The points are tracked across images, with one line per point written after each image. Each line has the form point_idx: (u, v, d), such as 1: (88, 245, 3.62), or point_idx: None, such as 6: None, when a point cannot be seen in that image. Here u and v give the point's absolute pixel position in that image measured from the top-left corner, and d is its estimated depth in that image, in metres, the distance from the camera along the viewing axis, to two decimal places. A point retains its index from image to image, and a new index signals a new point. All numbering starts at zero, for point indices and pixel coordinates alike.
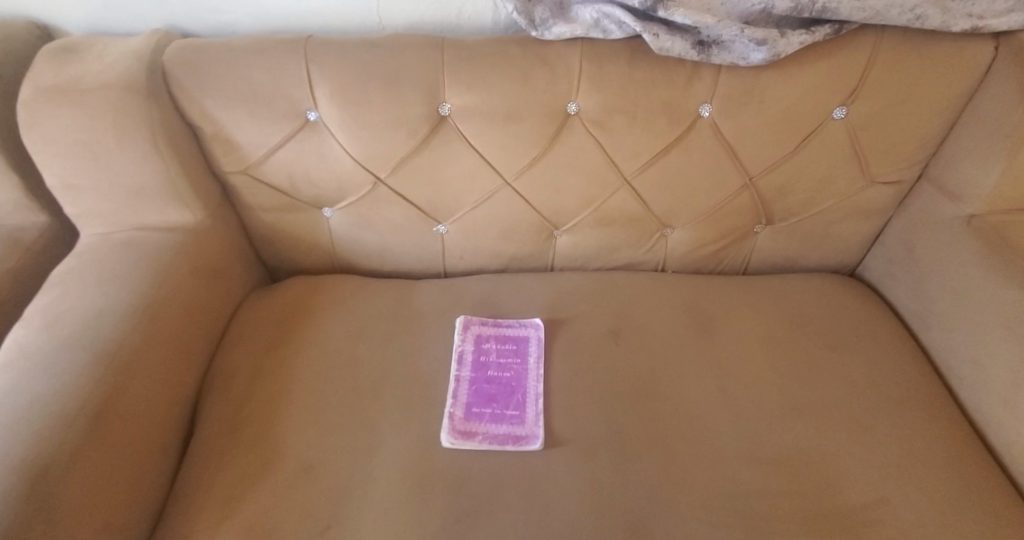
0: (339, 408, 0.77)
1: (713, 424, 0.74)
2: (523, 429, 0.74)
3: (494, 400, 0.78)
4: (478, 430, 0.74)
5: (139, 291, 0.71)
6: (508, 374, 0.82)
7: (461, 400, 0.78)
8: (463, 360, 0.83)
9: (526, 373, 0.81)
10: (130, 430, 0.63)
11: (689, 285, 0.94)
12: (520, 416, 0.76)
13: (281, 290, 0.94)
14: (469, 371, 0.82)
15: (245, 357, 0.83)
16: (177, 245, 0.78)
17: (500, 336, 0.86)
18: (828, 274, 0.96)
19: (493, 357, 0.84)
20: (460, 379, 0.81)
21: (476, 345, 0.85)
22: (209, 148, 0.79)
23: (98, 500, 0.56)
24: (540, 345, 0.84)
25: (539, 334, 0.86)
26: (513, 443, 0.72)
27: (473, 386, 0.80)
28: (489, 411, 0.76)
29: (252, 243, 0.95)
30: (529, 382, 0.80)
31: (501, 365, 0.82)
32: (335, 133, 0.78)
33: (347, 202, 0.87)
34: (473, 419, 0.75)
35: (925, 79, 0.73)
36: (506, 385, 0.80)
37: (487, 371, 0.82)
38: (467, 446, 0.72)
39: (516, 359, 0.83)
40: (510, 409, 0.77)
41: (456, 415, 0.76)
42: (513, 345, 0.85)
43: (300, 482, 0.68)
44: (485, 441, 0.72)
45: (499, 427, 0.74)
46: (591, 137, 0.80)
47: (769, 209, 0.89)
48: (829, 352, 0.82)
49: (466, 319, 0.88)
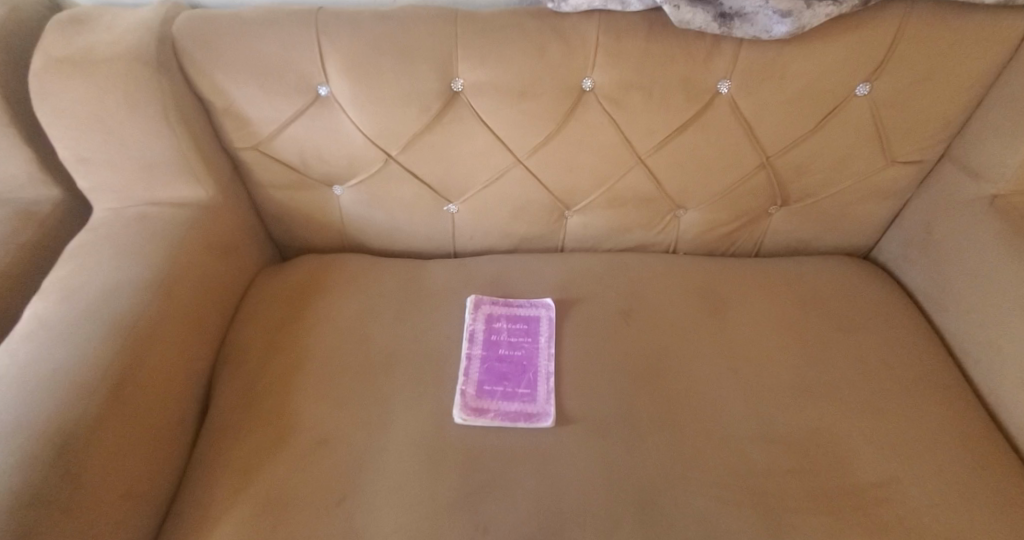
0: (353, 385, 0.78)
1: (725, 404, 0.74)
2: (534, 406, 0.74)
3: (506, 378, 0.78)
4: (490, 408, 0.74)
5: (155, 265, 0.71)
6: (520, 352, 0.82)
7: (472, 378, 0.78)
8: (474, 339, 0.83)
9: (537, 352, 0.81)
10: (150, 401, 0.64)
11: (701, 267, 0.93)
12: (532, 394, 0.76)
13: (292, 268, 0.94)
14: (481, 349, 0.82)
15: (258, 333, 0.83)
16: (189, 221, 0.78)
17: (511, 316, 0.86)
18: (843, 257, 0.95)
19: (504, 336, 0.84)
20: (471, 357, 0.81)
21: (487, 324, 0.85)
22: (221, 122, 0.78)
23: (119, 469, 0.57)
24: (551, 324, 0.84)
25: (550, 314, 0.86)
26: (525, 421, 0.73)
27: (485, 364, 0.80)
28: (501, 389, 0.77)
29: (263, 221, 0.95)
30: (540, 361, 0.80)
31: (512, 344, 0.83)
32: (347, 109, 0.77)
33: (358, 179, 0.87)
34: (485, 396, 0.76)
35: (953, 54, 0.71)
36: (517, 364, 0.81)
37: (498, 350, 0.82)
38: (479, 422, 0.73)
39: (527, 338, 0.83)
40: (522, 387, 0.77)
41: (468, 393, 0.76)
42: (524, 325, 0.85)
43: (316, 455, 0.70)
44: (498, 418, 0.73)
45: (510, 405, 0.75)
46: (605, 114, 0.78)
47: (786, 189, 0.87)
48: (843, 334, 0.82)
49: (477, 298, 0.88)
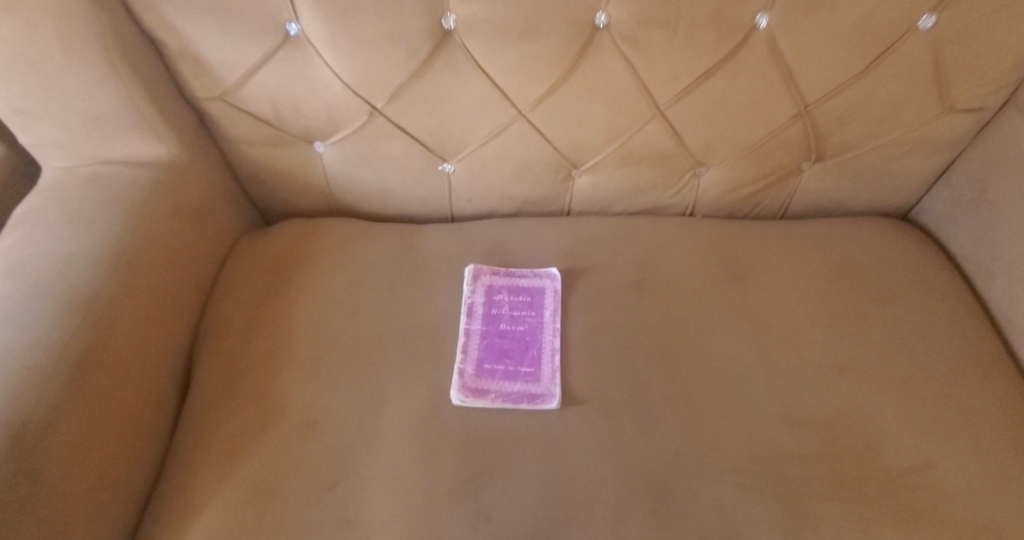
0: (343, 363, 0.72)
1: (746, 383, 0.68)
2: (538, 387, 0.69)
3: (507, 356, 0.73)
4: (490, 388, 0.69)
5: (115, 234, 0.64)
6: (522, 328, 0.76)
7: (472, 355, 0.72)
8: (473, 313, 0.77)
9: (541, 327, 0.75)
10: (118, 385, 0.58)
11: (722, 232, 0.85)
12: (535, 374, 0.70)
13: (274, 234, 0.86)
14: (481, 325, 0.76)
15: (238, 307, 0.77)
16: (151, 184, 0.69)
17: (513, 288, 0.80)
18: (880, 218, 0.87)
19: (506, 309, 0.77)
20: (470, 333, 0.75)
21: (487, 297, 0.79)
22: (180, 69, 0.68)
23: (86, 459, 0.52)
24: (557, 296, 0.78)
25: (555, 285, 0.79)
26: (529, 402, 0.67)
27: (485, 340, 0.74)
28: (502, 368, 0.71)
29: (239, 182, 0.86)
30: (545, 336, 0.74)
31: (515, 319, 0.76)
32: (323, 52, 0.67)
33: (341, 136, 0.78)
34: (485, 376, 0.70)
35: None
36: (520, 340, 0.74)
37: (499, 325, 0.76)
38: (479, 404, 0.67)
39: (531, 312, 0.77)
40: (525, 365, 0.71)
41: (467, 372, 0.70)
42: (527, 297, 0.78)
43: (306, 438, 0.66)
44: (498, 400, 0.68)
45: (512, 385, 0.69)
46: (621, 56, 0.68)
47: (821, 142, 0.78)
48: (878, 304, 0.75)
49: (476, 267, 0.81)
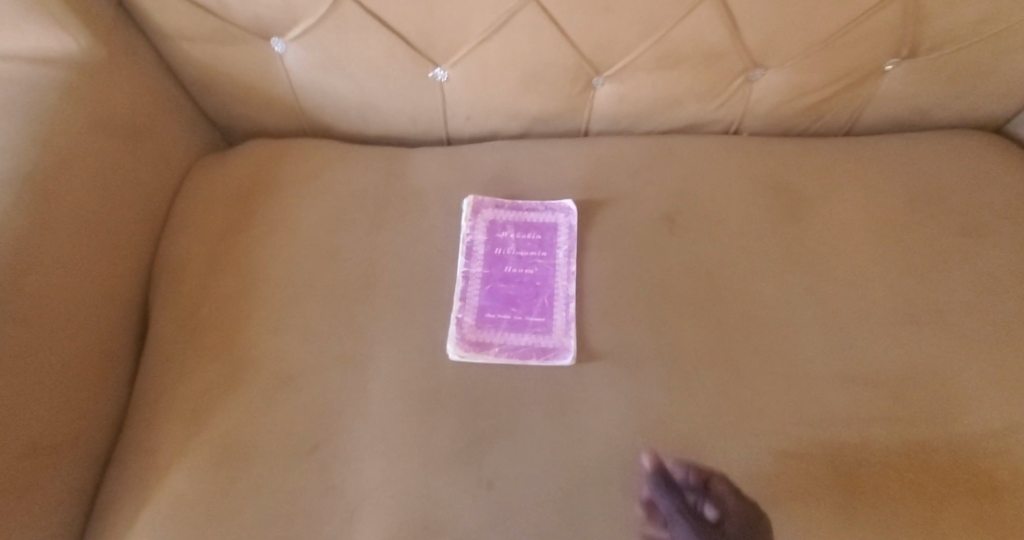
0: (322, 310, 0.62)
1: (798, 335, 0.57)
2: (550, 340, 0.58)
3: (513, 304, 0.62)
4: (493, 341, 0.59)
5: (26, 146, 0.51)
6: (531, 271, 0.64)
7: (472, 303, 0.62)
8: (473, 254, 0.65)
9: (554, 270, 0.64)
10: (49, 333, 0.48)
11: (773, 154, 0.70)
12: (546, 324, 0.60)
13: (236, 158, 0.73)
14: (482, 267, 0.64)
15: (197, 244, 0.65)
16: (64, 85, 0.55)
17: (520, 224, 0.68)
18: (971, 132, 0.71)
19: (511, 250, 0.66)
20: (470, 277, 0.64)
21: (489, 235, 0.67)
22: None
23: (7, 422, 0.43)
24: (573, 234, 0.65)
25: (571, 220, 0.67)
26: (538, 357, 0.57)
27: (487, 285, 0.63)
28: (507, 317, 0.61)
29: (188, 93, 0.72)
30: (558, 281, 0.63)
31: (522, 261, 0.65)
32: None
33: (303, 29, 0.62)
34: (487, 326, 0.60)
35: None
36: (528, 285, 0.63)
37: (504, 268, 0.65)
38: (480, 359, 0.57)
39: (541, 253, 0.65)
40: (534, 315, 0.61)
41: (467, 322, 0.60)
42: (536, 235, 0.66)
43: (281, 395, 0.56)
44: (503, 354, 0.58)
45: (519, 337, 0.59)
46: None
47: (914, 34, 0.61)
48: (963, 239, 0.62)
49: (476, 200, 0.69)
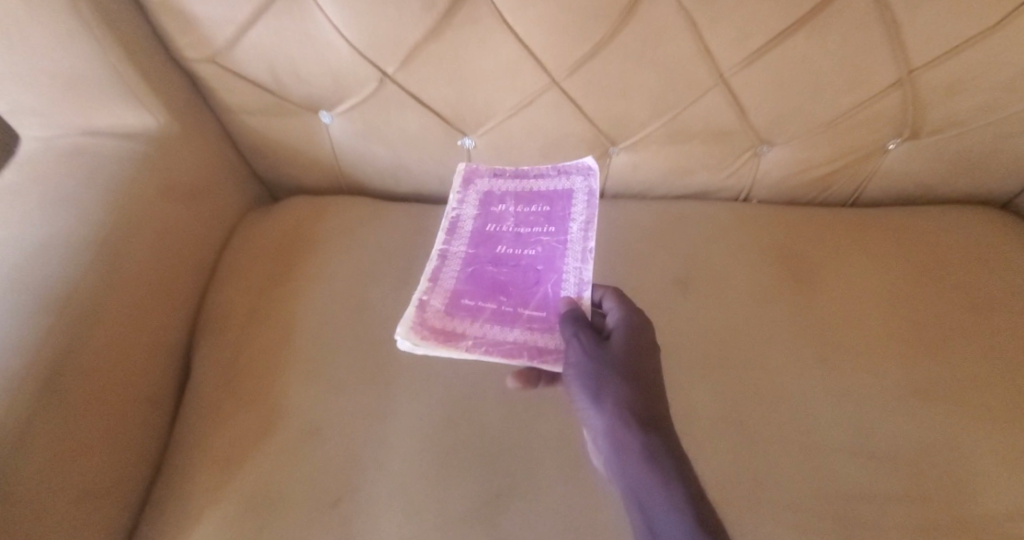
0: (350, 362, 0.65)
1: (810, 401, 0.58)
2: (548, 340, 0.47)
3: (503, 293, 0.51)
4: (466, 332, 0.48)
5: (98, 215, 0.57)
6: (530, 254, 0.54)
7: (445, 286, 0.53)
8: (457, 231, 0.58)
9: (564, 249, 0.54)
10: (105, 386, 0.53)
11: (782, 222, 0.73)
12: (543, 317, 0.49)
13: (279, 214, 0.80)
14: (467, 247, 0.56)
15: (241, 294, 0.71)
16: (141, 160, 0.62)
17: (522, 196, 0.61)
18: (974, 209, 0.72)
19: (508, 226, 0.58)
20: (451, 256, 0.56)
21: (482, 211, 0.60)
22: (164, 28, 0.59)
23: (56, 472, 0.47)
24: (584, 205, 0.58)
25: (589, 184, 0.61)
26: (531, 357, 0.46)
27: (469, 267, 0.54)
28: (492, 307, 0.50)
29: (244, 157, 0.79)
30: (569, 263, 0.53)
31: (520, 239, 0.56)
32: (324, 6, 0.56)
33: (348, 105, 0.68)
34: (460, 313, 0.50)
35: None
36: (525, 270, 0.53)
37: (495, 248, 0.56)
38: (445, 349, 0.47)
39: (547, 229, 0.56)
40: (529, 307, 0.50)
41: (433, 306, 0.51)
42: (543, 206, 0.59)
43: (306, 448, 0.59)
44: (478, 348, 0.46)
45: (505, 332, 0.48)
46: (680, 10, 0.54)
47: (920, 118, 0.62)
48: (970, 314, 0.62)
49: (470, 170, 0.65)
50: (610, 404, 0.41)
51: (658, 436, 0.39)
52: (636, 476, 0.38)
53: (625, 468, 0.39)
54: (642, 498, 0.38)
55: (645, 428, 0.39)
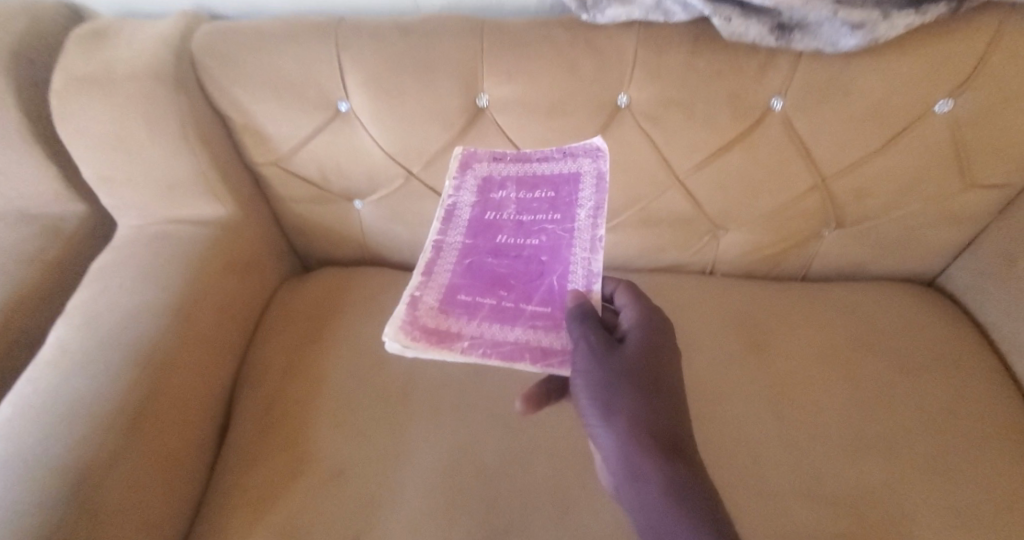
0: (369, 412, 0.75)
1: (770, 448, 0.66)
2: (551, 339, 0.45)
3: (503, 286, 0.48)
4: (462, 330, 0.45)
5: (174, 287, 0.70)
6: (531, 246, 0.51)
7: (441, 281, 0.49)
8: (454, 218, 0.54)
9: (570, 237, 0.50)
10: (171, 428, 0.63)
11: (742, 293, 0.85)
12: (546, 314, 0.47)
13: (311, 283, 0.93)
14: (464, 238, 0.52)
15: (277, 353, 0.82)
16: (210, 240, 0.76)
17: (522, 181, 0.57)
18: (903, 284, 0.85)
19: (508, 214, 0.53)
20: (447, 247, 0.52)
21: (480, 197, 0.55)
22: (240, 140, 0.75)
23: (135, 501, 0.56)
24: (592, 189, 0.53)
25: (599, 166, 0.57)
26: (533, 360, 0.43)
27: (465, 258, 0.51)
28: (491, 303, 0.47)
29: (285, 235, 0.94)
30: (575, 253, 0.49)
31: (522, 228, 0.52)
32: (367, 125, 0.73)
33: (377, 196, 0.83)
34: (457, 311, 0.47)
35: None
36: (527, 262, 0.50)
37: (494, 238, 0.52)
38: (437, 352, 0.43)
39: (552, 215, 0.52)
40: (532, 303, 0.47)
41: (428, 303, 0.48)
42: (549, 191, 0.54)
43: (326, 489, 0.67)
44: (476, 350, 0.43)
45: (505, 331, 0.45)
46: (642, 132, 0.70)
47: (840, 214, 0.76)
48: (900, 374, 0.72)
49: (467, 153, 0.61)
50: (624, 424, 0.40)
51: (674, 456, 0.40)
52: (653, 495, 0.39)
53: (642, 488, 0.39)
54: (657, 515, 0.39)
55: (662, 448, 0.39)
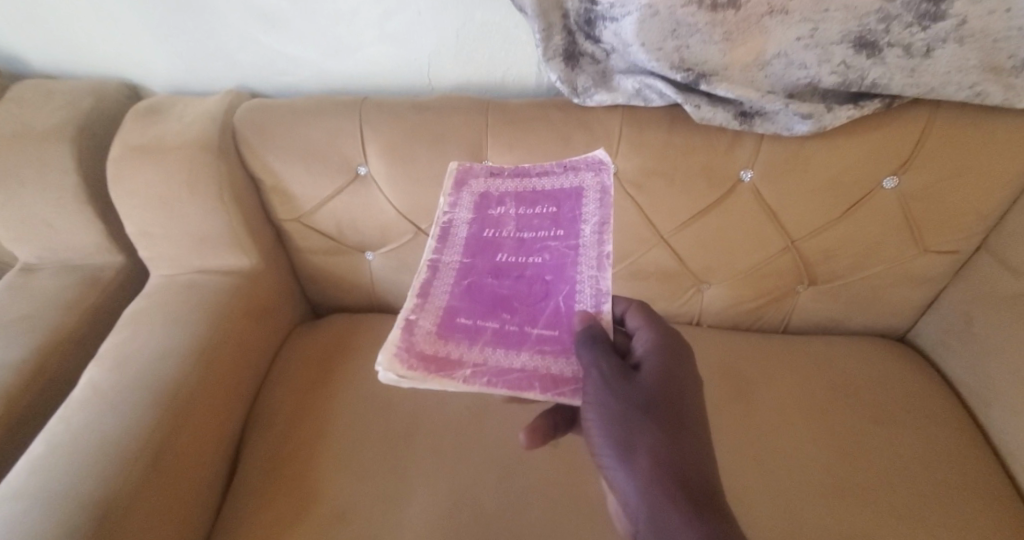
0: (371, 455, 0.78)
1: (754, 496, 0.69)
2: (560, 364, 0.42)
3: (506, 309, 0.45)
4: (463, 357, 0.41)
5: (198, 332, 0.76)
6: (535, 263, 0.48)
7: (438, 304, 0.46)
8: (450, 237, 0.51)
9: (576, 254, 0.48)
10: (187, 467, 0.67)
11: (726, 345, 0.90)
12: (554, 337, 0.44)
13: (322, 330, 0.98)
14: (462, 256, 0.49)
15: (287, 395, 0.87)
16: (234, 288, 0.83)
17: (523, 198, 0.55)
18: (876, 340, 0.90)
19: (508, 231, 0.51)
20: (444, 267, 0.48)
21: (479, 215, 0.53)
22: (268, 198, 0.84)
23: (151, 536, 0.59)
24: (595, 204, 0.52)
25: (603, 180, 0.56)
26: (542, 388, 0.41)
27: (464, 279, 0.48)
28: (494, 326, 0.44)
29: (300, 284, 1.00)
30: (581, 272, 0.47)
31: (524, 246, 0.50)
32: (382, 186, 0.82)
33: (388, 248, 0.91)
34: (456, 336, 0.43)
35: (994, 155, 0.68)
36: (530, 281, 0.47)
37: (494, 257, 0.49)
38: (437, 381, 0.39)
39: (554, 233, 0.50)
40: (538, 326, 0.45)
41: (425, 328, 0.44)
42: (550, 208, 0.53)
43: (329, 530, 0.70)
44: (481, 379, 0.40)
45: (511, 358, 0.42)
46: (628, 197, 0.78)
47: (812, 272, 0.83)
48: (873, 425, 0.77)
49: (464, 169, 0.59)
50: (645, 461, 0.39)
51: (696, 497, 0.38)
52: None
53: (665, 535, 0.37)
54: None
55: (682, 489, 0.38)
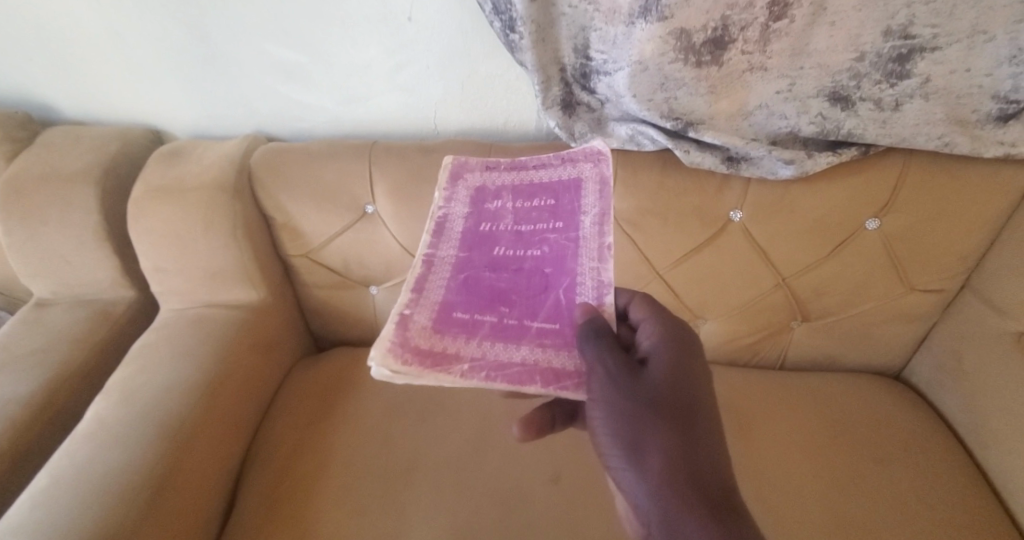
0: (369, 490, 0.78)
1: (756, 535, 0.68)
2: (561, 359, 0.42)
3: (504, 302, 0.45)
4: (461, 350, 0.41)
5: (204, 365, 0.78)
6: (533, 257, 0.48)
7: (435, 299, 0.46)
8: (447, 233, 0.51)
9: (575, 247, 0.48)
10: (187, 501, 0.67)
11: (723, 382, 0.91)
12: (554, 331, 0.44)
13: (323, 364, 0.99)
14: (458, 252, 0.50)
15: (287, 430, 0.87)
16: (241, 322, 0.85)
17: (520, 190, 0.54)
18: (870, 377, 0.92)
19: (505, 225, 0.51)
20: (441, 262, 0.49)
21: (475, 210, 0.53)
22: (279, 236, 0.88)
23: None
24: (594, 196, 0.52)
25: (601, 170, 0.54)
26: (544, 382, 0.40)
27: (460, 274, 0.48)
28: (492, 320, 0.44)
29: (304, 318, 1.02)
30: (580, 264, 0.47)
31: (522, 240, 0.50)
32: (388, 224, 0.85)
33: (391, 283, 0.93)
34: (454, 330, 0.43)
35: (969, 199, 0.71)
36: (528, 275, 0.47)
37: (492, 251, 0.49)
38: (434, 375, 0.39)
39: (552, 226, 0.50)
40: (537, 319, 0.44)
41: (421, 322, 0.43)
42: (548, 200, 0.53)
43: None
44: (480, 373, 0.39)
45: (511, 352, 0.41)
46: (624, 235, 0.81)
47: (805, 308, 0.85)
48: (870, 461, 0.77)
49: (459, 163, 0.58)
50: (652, 457, 0.39)
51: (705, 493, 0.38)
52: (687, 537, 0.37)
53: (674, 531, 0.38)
54: None
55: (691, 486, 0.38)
